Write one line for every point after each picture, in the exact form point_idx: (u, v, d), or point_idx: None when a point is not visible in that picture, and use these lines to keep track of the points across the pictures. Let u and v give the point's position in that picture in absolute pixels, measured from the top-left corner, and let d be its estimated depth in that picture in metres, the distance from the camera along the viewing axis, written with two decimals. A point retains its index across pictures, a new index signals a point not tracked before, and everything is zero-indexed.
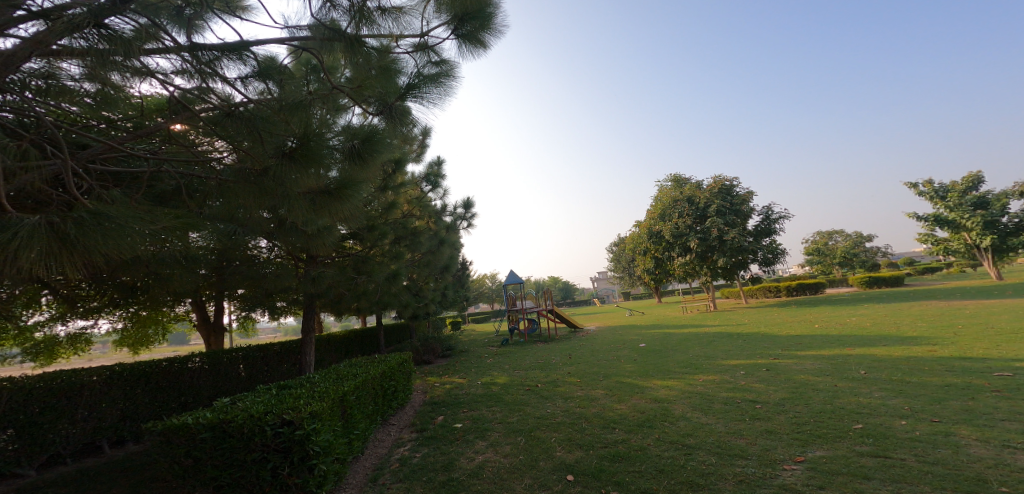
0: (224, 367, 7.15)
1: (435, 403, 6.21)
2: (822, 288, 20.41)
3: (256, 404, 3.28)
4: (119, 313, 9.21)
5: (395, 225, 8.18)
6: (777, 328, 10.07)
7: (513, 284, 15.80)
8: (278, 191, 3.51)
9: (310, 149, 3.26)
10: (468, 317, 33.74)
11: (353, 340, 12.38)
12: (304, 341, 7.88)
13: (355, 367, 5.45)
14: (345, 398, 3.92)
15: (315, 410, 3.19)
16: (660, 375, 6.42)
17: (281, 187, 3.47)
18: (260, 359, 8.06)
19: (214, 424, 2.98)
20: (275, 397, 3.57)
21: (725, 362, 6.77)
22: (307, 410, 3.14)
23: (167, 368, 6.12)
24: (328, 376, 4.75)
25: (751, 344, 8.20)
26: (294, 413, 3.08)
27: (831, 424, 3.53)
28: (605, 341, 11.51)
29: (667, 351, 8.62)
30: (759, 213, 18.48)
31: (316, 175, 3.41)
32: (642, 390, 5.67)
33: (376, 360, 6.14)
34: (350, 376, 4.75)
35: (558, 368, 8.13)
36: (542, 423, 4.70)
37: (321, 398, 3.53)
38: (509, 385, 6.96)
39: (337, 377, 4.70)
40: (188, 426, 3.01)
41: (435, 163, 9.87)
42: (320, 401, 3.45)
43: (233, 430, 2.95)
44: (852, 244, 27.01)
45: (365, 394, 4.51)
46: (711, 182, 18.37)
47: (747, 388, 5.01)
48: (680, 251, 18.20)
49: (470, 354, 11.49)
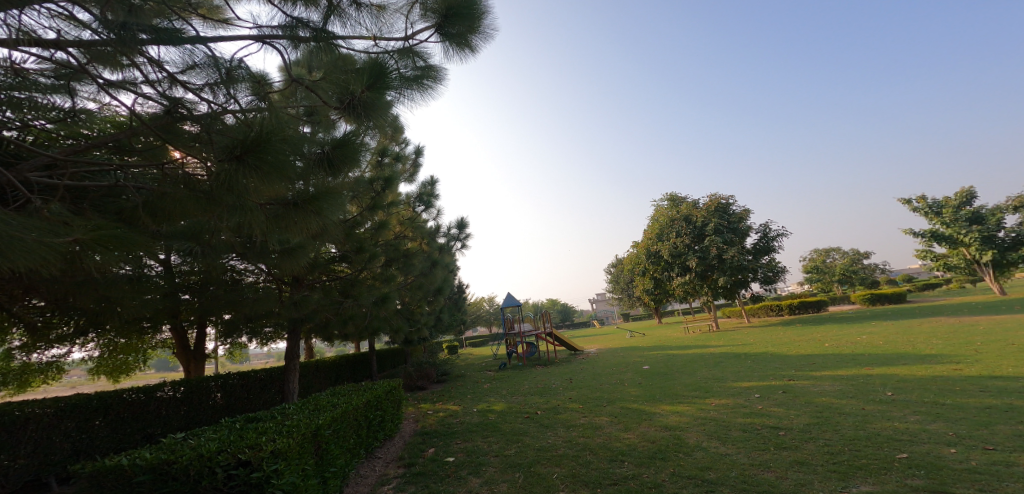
0: (196, 396, 6.65)
1: (427, 433, 5.71)
2: (825, 305, 20.04)
3: (210, 442, 2.86)
4: (95, 340, 8.71)
5: (386, 246, 7.85)
6: (786, 348, 9.66)
7: (510, 305, 15.35)
8: (230, 202, 3.08)
9: (265, 152, 2.82)
10: (464, 340, 32.96)
11: (343, 366, 11.80)
12: (287, 367, 7.39)
13: (338, 396, 5.00)
14: (322, 430, 3.49)
15: (279, 447, 2.77)
16: (669, 400, 5.98)
17: (235, 198, 3.04)
18: (241, 386, 7.54)
19: (154, 465, 2.54)
20: (237, 433, 3.13)
21: (736, 384, 6.37)
22: (268, 447, 2.73)
23: (131, 399, 5.67)
24: (304, 406, 4.31)
25: (760, 364, 7.79)
26: (253, 451, 2.68)
27: (869, 452, 3.14)
28: (605, 363, 11.01)
29: (672, 374, 8.16)
30: (757, 231, 18.32)
31: (278, 184, 2.99)
32: (651, 417, 5.23)
33: (362, 388, 5.67)
34: (330, 405, 4.31)
35: (559, 393, 7.66)
36: (542, 455, 4.25)
37: (288, 433, 3.10)
38: (507, 413, 6.46)
39: (315, 407, 4.27)
40: (123, 468, 2.56)
41: (428, 183, 9.65)
42: (287, 437, 3.03)
43: (176, 473, 2.53)
44: (850, 262, 26.88)
45: (346, 426, 4.07)
46: (708, 201, 18.30)
47: (766, 413, 4.59)
48: (679, 270, 17.91)
49: (467, 379, 10.96)
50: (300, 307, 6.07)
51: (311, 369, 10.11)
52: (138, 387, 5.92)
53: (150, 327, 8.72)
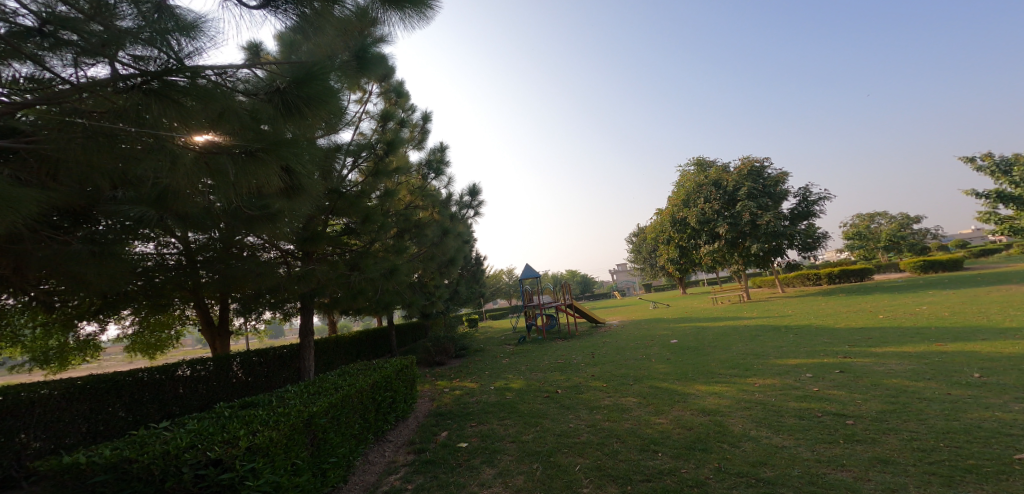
0: (214, 375, 6.58)
1: (441, 414, 5.39)
2: (869, 273, 18.69)
3: (185, 435, 2.49)
4: (126, 317, 8.85)
5: (397, 217, 7.59)
6: (831, 320, 8.85)
7: (529, 278, 14.88)
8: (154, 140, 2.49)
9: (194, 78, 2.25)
10: (485, 313, 32.97)
11: (362, 341, 11.75)
12: (301, 344, 7.20)
13: (344, 377, 4.68)
14: (317, 417, 3.10)
15: (257, 443, 2.39)
16: (703, 378, 5.43)
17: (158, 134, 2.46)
18: (260, 363, 7.46)
19: (116, 464, 2.18)
20: (220, 423, 2.77)
21: (779, 361, 5.74)
22: (244, 443, 2.34)
23: (145, 379, 5.59)
24: (305, 389, 3.97)
25: (805, 338, 7.09)
26: (226, 448, 2.30)
27: (975, 451, 2.70)
28: (630, 337, 10.48)
29: (703, 349, 7.57)
30: (795, 195, 17.00)
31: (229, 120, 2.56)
32: (685, 398, 4.71)
33: (371, 367, 5.36)
34: (333, 388, 3.96)
35: (581, 369, 7.24)
36: (563, 442, 3.83)
37: (275, 424, 2.71)
38: (526, 391, 6.08)
39: (317, 390, 3.92)
40: (82, 466, 2.18)
41: (438, 150, 9.09)
42: (272, 429, 2.64)
43: (137, 473, 2.16)
44: (897, 227, 24.96)
45: (349, 411, 3.71)
46: (740, 164, 17.06)
47: (825, 398, 4.02)
48: (707, 238, 16.91)
49: (487, 354, 10.70)
50: (305, 279, 5.76)
51: (330, 345, 10.03)
52: (155, 367, 5.87)
53: (173, 304, 8.74)
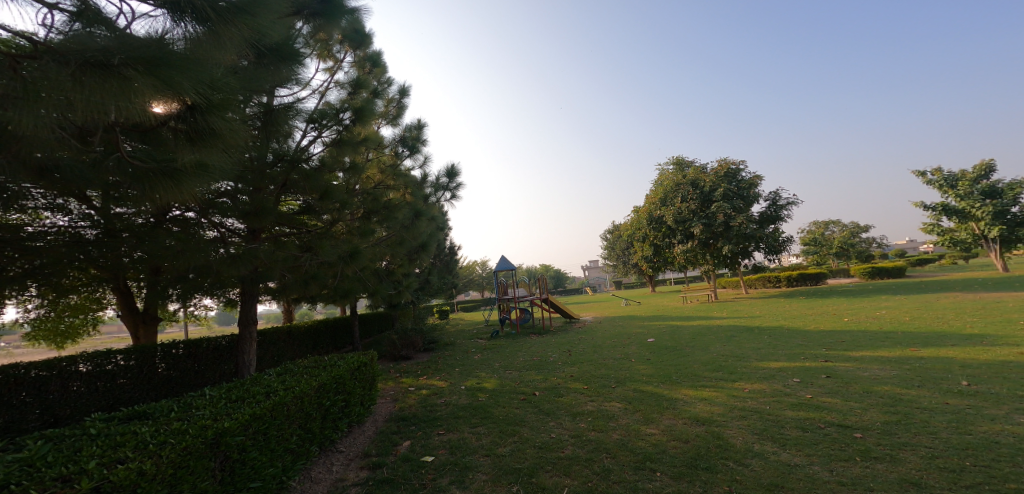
0: (125, 370, 5.75)
1: (404, 419, 4.81)
2: (824, 277, 19.51)
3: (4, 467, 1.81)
4: (29, 299, 7.59)
5: (364, 198, 6.84)
6: (801, 322, 8.91)
7: (503, 270, 14.37)
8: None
9: None
10: (454, 305, 32.26)
11: (320, 331, 10.91)
12: (240, 335, 6.36)
13: (284, 377, 4.00)
14: (227, 435, 2.44)
15: (106, 482, 1.77)
16: (689, 382, 5.13)
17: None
18: (188, 356, 6.61)
19: None
20: (77, 446, 2.10)
21: (764, 364, 5.54)
22: (87, 482, 1.74)
23: (23, 378, 4.78)
24: (237, 394, 3.29)
25: (783, 340, 7.00)
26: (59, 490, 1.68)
27: (1007, 472, 2.40)
28: (604, 334, 10.20)
29: (684, 349, 7.35)
30: (765, 198, 17.41)
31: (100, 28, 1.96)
32: (673, 405, 4.38)
33: (322, 365, 4.66)
34: (265, 394, 3.29)
35: (558, 368, 6.84)
36: (544, 458, 3.36)
37: (154, 449, 2.06)
38: (500, 394, 5.60)
39: (245, 395, 3.24)
40: None
41: (414, 127, 8.32)
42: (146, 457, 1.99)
43: None
44: (849, 235, 26.38)
45: (284, 423, 3.06)
46: (717, 165, 17.25)
47: (822, 406, 3.74)
48: (681, 238, 17.03)
49: (455, 348, 10.12)
50: (240, 258, 4.98)
51: (282, 335, 9.17)
52: (44, 362, 5.08)
53: (93, 284, 7.63)
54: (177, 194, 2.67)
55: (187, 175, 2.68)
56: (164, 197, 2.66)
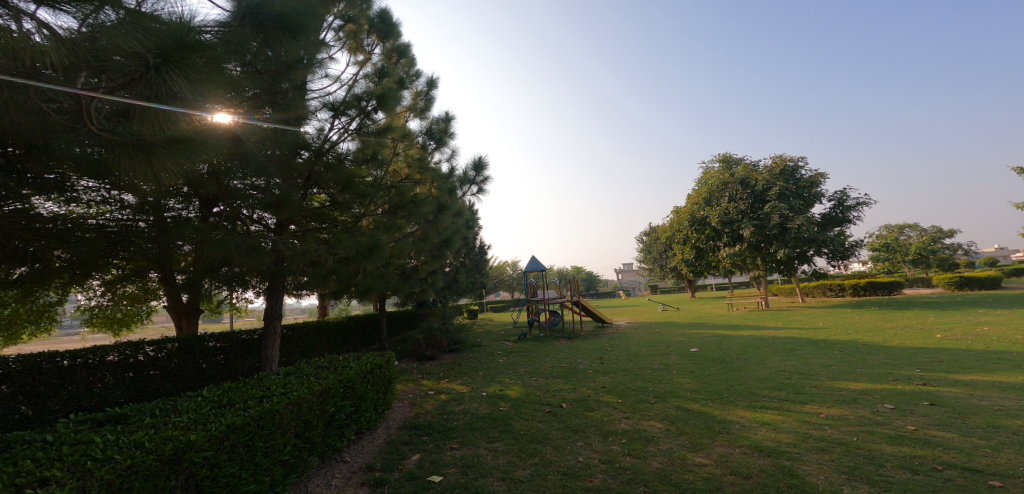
0: (152, 362, 5.80)
1: (417, 429, 4.43)
2: (897, 287, 17.40)
3: None
4: (79, 289, 7.94)
5: (389, 192, 6.61)
6: (876, 336, 7.72)
7: (536, 272, 13.85)
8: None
9: None
10: (487, 306, 32.01)
11: (350, 328, 10.87)
12: (264, 331, 6.25)
13: (289, 379, 3.69)
14: (191, 449, 2.09)
15: None
16: (745, 401, 4.37)
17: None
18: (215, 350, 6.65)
19: None
20: (15, 459, 1.82)
21: (836, 384, 4.68)
22: None
23: (52, 367, 4.85)
24: (230, 397, 2.99)
25: (856, 357, 6.00)
26: None
27: None
28: (642, 342, 9.41)
29: (734, 362, 6.51)
30: (828, 198, 15.76)
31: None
32: (727, 429, 3.67)
33: (336, 365, 4.36)
34: (260, 398, 2.96)
35: (589, 377, 6.24)
36: (569, 486, 2.82)
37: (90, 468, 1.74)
38: (523, 404, 5.10)
39: (237, 399, 2.92)
40: None
41: (442, 119, 7.98)
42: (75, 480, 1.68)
43: None
44: (927, 241, 23.54)
45: (275, 433, 2.72)
46: (771, 162, 15.85)
47: (931, 441, 2.92)
48: (729, 240, 15.77)
49: (483, 350, 9.72)
50: (256, 247, 4.77)
51: (312, 331, 9.15)
52: (74, 351, 5.16)
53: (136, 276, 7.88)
54: (146, 166, 2.47)
55: (158, 146, 2.47)
56: (134, 169, 2.47)
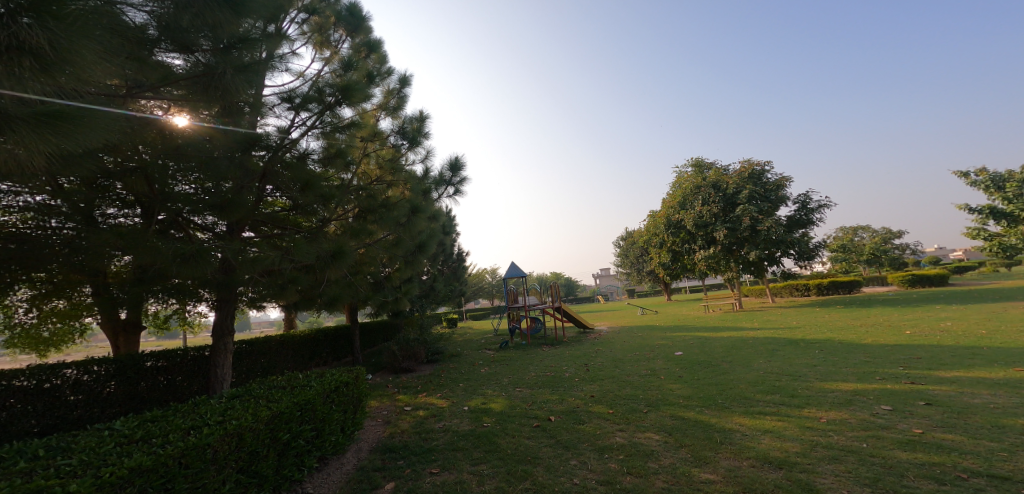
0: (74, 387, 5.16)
1: (393, 451, 4.02)
2: (858, 286, 18.17)
3: None
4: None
5: (357, 195, 6.19)
6: (851, 334, 7.87)
7: (514, 277, 13.54)
8: None
9: None
10: (463, 313, 31.38)
11: (319, 341, 10.20)
12: (214, 348, 5.65)
13: (232, 403, 3.28)
14: None
15: None
16: (741, 407, 4.19)
17: None
18: (150, 371, 6.05)
19: None
20: None
21: (826, 385, 4.61)
22: None
23: None
24: (151, 432, 2.55)
25: (839, 356, 6.02)
26: None
27: None
28: (624, 346, 9.24)
29: (720, 364, 6.42)
30: (794, 201, 16.32)
31: None
32: (729, 439, 3.44)
33: (294, 384, 3.92)
34: (187, 430, 2.59)
35: (575, 386, 5.99)
36: None
37: None
38: (509, 418, 4.74)
39: (158, 432, 2.54)
40: None
41: (416, 119, 7.51)
42: None
43: None
44: (881, 241, 24.95)
45: (204, 473, 2.37)
46: (740, 167, 16.27)
47: (944, 446, 2.79)
48: (703, 243, 16.02)
49: (461, 359, 9.31)
50: (200, 254, 4.20)
51: (275, 346, 8.46)
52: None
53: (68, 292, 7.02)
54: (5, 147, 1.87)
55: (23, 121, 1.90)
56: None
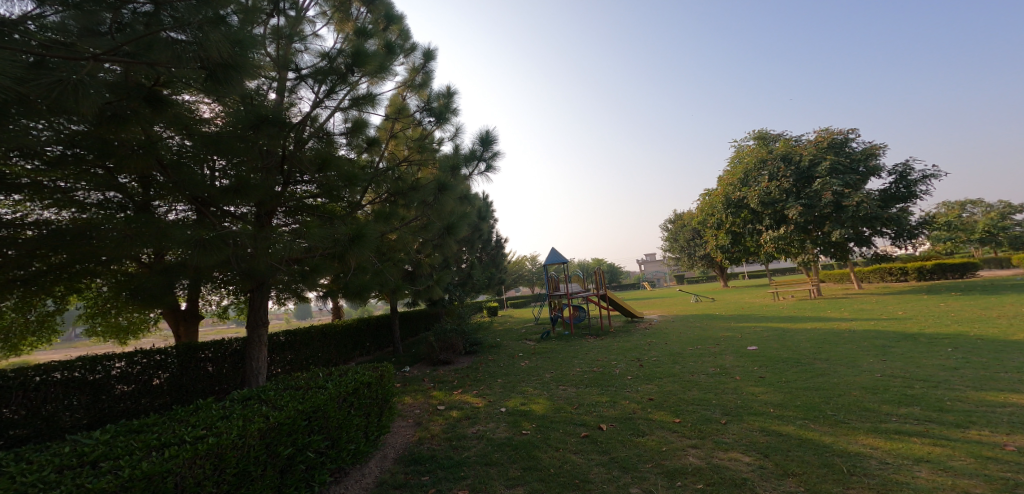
0: (117, 379, 5.05)
1: (417, 462, 3.45)
2: (971, 269, 15.46)
3: None
4: (62, 298, 7.25)
5: (385, 178, 5.82)
6: (983, 327, 6.36)
7: (555, 264, 12.67)
8: None
9: None
10: (505, 302, 31.07)
11: (361, 331, 10.02)
12: (249, 341, 5.39)
13: (232, 409, 2.79)
14: None
15: None
16: (866, 422, 3.17)
17: None
18: (192, 363, 5.91)
19: None
20: None
21: (988, 398, 3.44)
22: None
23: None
24: (118, 446, 2.09)
25: (983, 356, 4.70)
26: None
27: None
28: (682, 338, 8.15)
29: (809, 362, 5.28)
30: (889, 172, 13.96)
31: None
32: (861, 469, 2.50)
33: (310, 386, 3.44)
34: (154, 451, 2.05)
35: (630, 385, 5.15)
36: None
37: None
38: (552, 425, 4.01)
39: (116, 454, 1.99)
40: None
41: (444, 95, 6.76)
42: None
43: None
44: (995, 218, 21.40)
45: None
46: (816, 135, 14.14)
47: None
48: (772, 223, 14.19)
49: (502, 351, 8.70)
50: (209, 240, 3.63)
51: (317, 337, 8.29)
52: (19, 369, 4.41)
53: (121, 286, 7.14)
54: None
55: None
56: None
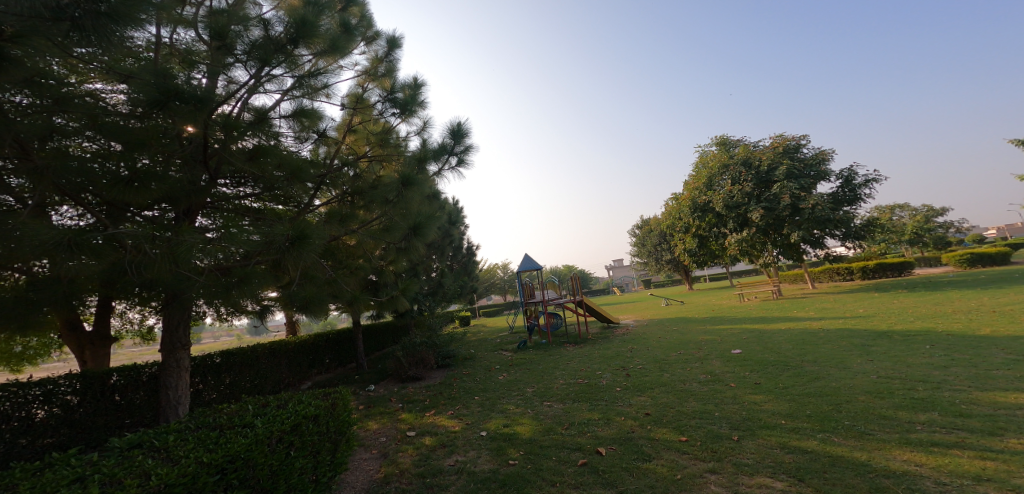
0: None
1: None
2: (910, 268, 16.59)
3: None
4: None
5: (338, 174, 5.10)
6: (950, 322, 6.51)
7: (529, 270, 12.20)
8: None
9: None
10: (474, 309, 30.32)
11: (317, 347, 9.02)
12: (165, 367, 4.45)
13: (100, 467, 2.03)
14: None
15: None
16: (890, 433, 2.89)
17: None
18: (91, 394, 4.84)
19: None
20: None
21: (997, 398, 3.29)
22: None
23: None
24: None
25: (966, 352, 4.69)
26: None
27: None
28: (663, 343, 7.89)
29: (802, 365, 5.10)
30: (837, 177, 14.76)
31: None
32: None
33: (232, 425, 2.69)
34: None
35: (622, 397, 4.72)
36: None
37: None
38: (543, 452, 3.47)
39: None
40: None
41: (409, 86, 6.10)
42: None
43: None
44: (922, 220, 23.41)
45: None
46: (773, 141, 14.70)
47: None
48: (736, 225, 14.53)
49: (476, 363, 8.07)
50: (90, 243, 2.76)
51: (263, 355, 7.27)
52: None
53: None
54: None
55: None
56: None
